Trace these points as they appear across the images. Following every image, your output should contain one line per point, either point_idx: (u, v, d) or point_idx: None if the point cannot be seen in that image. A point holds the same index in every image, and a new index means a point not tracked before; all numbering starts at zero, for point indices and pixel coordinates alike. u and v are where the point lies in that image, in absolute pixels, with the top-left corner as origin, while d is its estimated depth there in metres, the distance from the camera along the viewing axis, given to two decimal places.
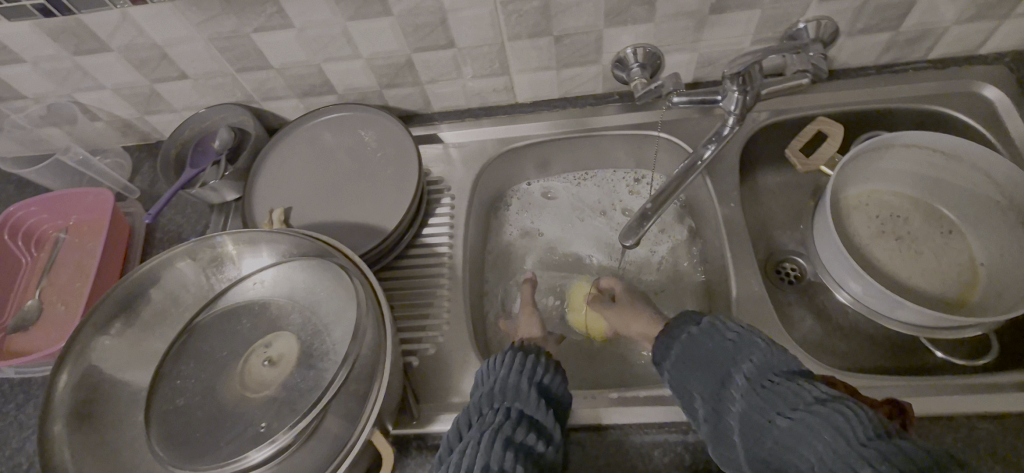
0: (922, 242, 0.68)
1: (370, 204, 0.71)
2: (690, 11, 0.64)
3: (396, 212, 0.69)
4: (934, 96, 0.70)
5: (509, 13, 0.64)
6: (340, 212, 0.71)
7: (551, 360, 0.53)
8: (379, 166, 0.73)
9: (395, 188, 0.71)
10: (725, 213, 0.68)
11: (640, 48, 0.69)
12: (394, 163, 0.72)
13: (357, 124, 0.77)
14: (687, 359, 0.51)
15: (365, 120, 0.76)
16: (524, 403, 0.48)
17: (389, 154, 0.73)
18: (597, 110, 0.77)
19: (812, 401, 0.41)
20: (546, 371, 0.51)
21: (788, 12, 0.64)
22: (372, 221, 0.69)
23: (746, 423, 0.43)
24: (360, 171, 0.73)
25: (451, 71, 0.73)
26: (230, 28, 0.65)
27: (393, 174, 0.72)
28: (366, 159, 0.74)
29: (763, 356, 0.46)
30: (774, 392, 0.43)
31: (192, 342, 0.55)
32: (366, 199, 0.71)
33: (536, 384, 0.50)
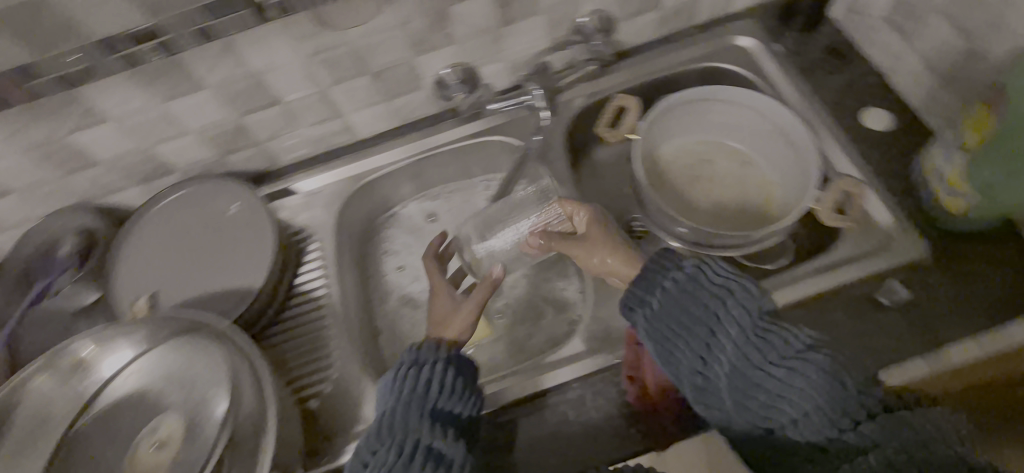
0: (728, 177, 0.80)
1: (233, 270, 0.71)
2: (484, 28, 0.72)
3: (261, 269, 0.71)
4: (706, 55, 0.82)
5: (321, 62, 0.69)
6: (208, 283, 0.71)
7: (453, 375, 0.56)
8: (237, 230, 0.74)
9: (258, 248, 0.72)
10: (564, 194, 0.77)
11: (456, 66, 0.76)
12: (251, 225, 0.74)
13: (205, 195, 0.76)
14: (664, 313, 0.50)
15: (214, 193, 0.76)
16: (419, 434, 0.51)
17: (245, 217, 0.74)
18: (436, 129, 0.82)
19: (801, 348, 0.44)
20: (443, 395, 0.54)
21: (567, 12, 0.74)
22: (241, 283, 0.70)
23: (737, 371, 0.46)
24: (217, 241, 0.74)
25: (287, 125, 0.76)
26: (43, 136, 0.64)
27: (253, 234, 0.73)
28: (223, 226, 0.74)
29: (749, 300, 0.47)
30: (764, 339, 0.45)
31: (75, 449, 0.56)
32: (230, 265, 0.72)
33: (427, 410, 0.53)
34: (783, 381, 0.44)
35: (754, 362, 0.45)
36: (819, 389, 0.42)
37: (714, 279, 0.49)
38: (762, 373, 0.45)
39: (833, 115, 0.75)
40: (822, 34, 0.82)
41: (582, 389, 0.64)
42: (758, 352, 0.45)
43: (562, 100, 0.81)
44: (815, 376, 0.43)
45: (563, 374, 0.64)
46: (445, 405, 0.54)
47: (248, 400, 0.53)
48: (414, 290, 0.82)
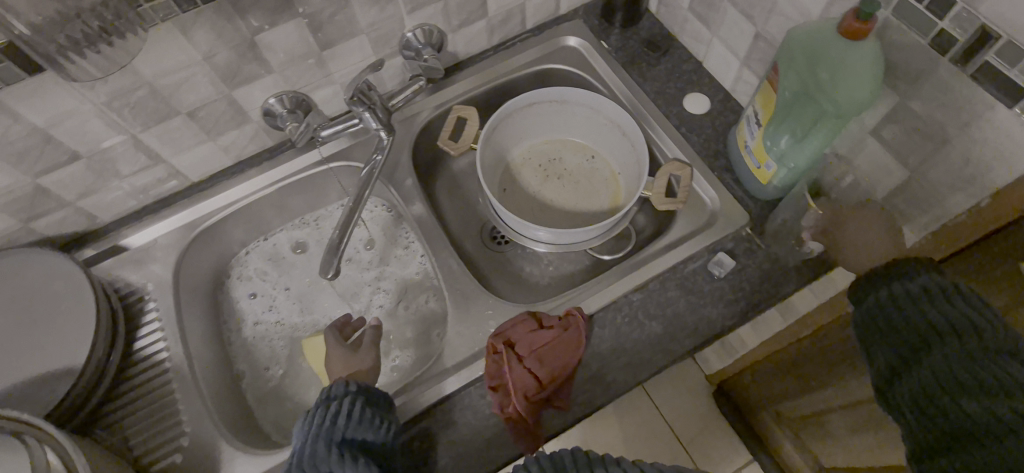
0: (576, 172, 0.83)
1: (49, 346, 0.63)
2: (303, 53, 0.69)
3: (84, 342, 0.63)
4: (539, 57, 0.84)
5: (120, 108, 0.63)
6: (17, 371, 0.62)
7: (362, 404, 0.56)
8: (50, 304, 0.65)
9: (76, 321, 0.64)
10: (419, 211, 0.75)
11: (283, 95, 0.72)
12: (67, 293, 0.65)
13: (7, 270, 0.67)
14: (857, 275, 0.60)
15: (18, 265, 0.67)
16: (328, 465, 0.50)
17: (59, 288, 0.66)
18: (277, 162, 0.78)
19: None
20: (350, 423, 0.53)
21: (390, 29, 0.73)
22: (60, 360, 0.62)
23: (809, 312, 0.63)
24: (28, 317, 0.65)
25: (98, 178, 0.69)
26: None
27: (69, 307, 0.65)
28: (32, 303, 0.65)
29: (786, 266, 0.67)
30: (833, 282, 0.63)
31: None
32: (46, 342, 0.63)
33: (334, 441, 0.52)
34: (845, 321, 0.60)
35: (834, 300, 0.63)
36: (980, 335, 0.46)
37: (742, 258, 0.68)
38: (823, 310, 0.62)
39: (660, 103, 0.80)
40: (642, 27, 0.86)
41: (451, 406, 0.63)
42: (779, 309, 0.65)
43: (405, 117, 0.80)
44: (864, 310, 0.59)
45: (429, 396, 0.63)
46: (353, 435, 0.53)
47: None
48: (275, 321, 0.78)
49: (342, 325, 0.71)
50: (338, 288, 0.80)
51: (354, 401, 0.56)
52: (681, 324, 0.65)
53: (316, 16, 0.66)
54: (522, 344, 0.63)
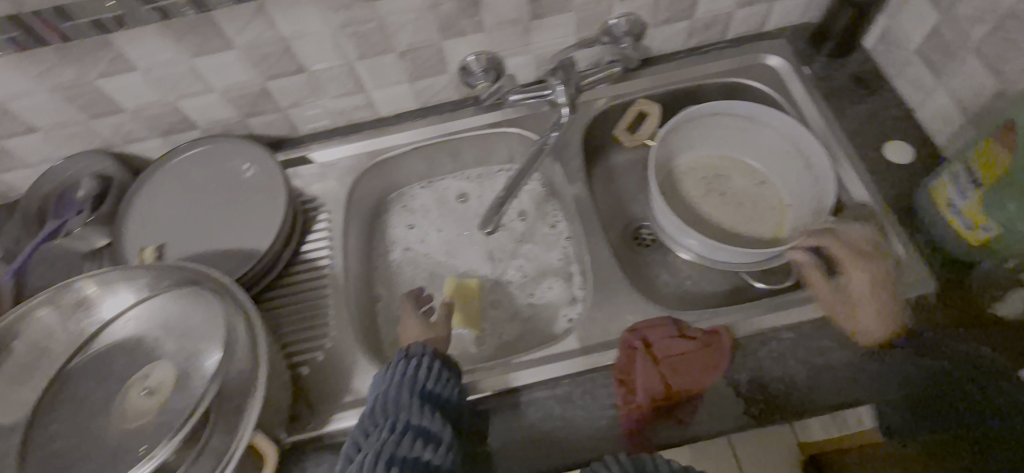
0: (741, 194, 0.80)
1: (241, 228, 0.72)
2: (514, 18, 0.72)
3: (267, 231, 0.71)
4: (733, 69, 0.82)
5: (350, 35, 0.69)
6: (214, 241, 0.72)
7: (440, 364, 0.57)
8: (249, 192, 0.74)
9: (266, 212, 0.73)
10: (577, 192, 0.76)
11: (481, 55, 0.76)
12: (261, 185, 0.75)
13: (223, 155, 0.77)
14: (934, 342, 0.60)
15: (230, 153, 0.77)
16: (409, 414, 0.52)
17: (259, 181, 0.75)
18: (456, 114, 0.83)
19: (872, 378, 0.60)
20: (430, 379, 0.55)
21: (597, 12, 0.74)
22: (248, 242, 0.71)
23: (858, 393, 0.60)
24: (229, 198, 0.74)
25: (310, 94, 0.77)
26: (72, 78, 0.66)
27: (263, 198, 0.74)
28: (235, 187, 0.75)
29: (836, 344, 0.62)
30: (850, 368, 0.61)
31: (64, 386, 0.56)
32: (239, 223, 0.73)
33: (417, 392, 0.54)
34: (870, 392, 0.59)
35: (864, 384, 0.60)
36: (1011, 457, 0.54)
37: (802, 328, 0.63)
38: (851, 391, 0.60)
39: (855, 143, 0.75)
40: (852, 61, 0.81)
41: (571, 386, 0.63)
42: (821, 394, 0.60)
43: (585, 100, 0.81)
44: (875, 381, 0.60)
45: (553, 369, 0.64)
46: (432, 391, 0.55)
47: (239, 358, 0.53)
48: (417, 260, 0.83)
49: (418, 293, 0.73)
50: (478, 245, 0.84)
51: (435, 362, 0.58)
52: (800, 384, 0.60)
53: None
54: (659, 348, 0.62)
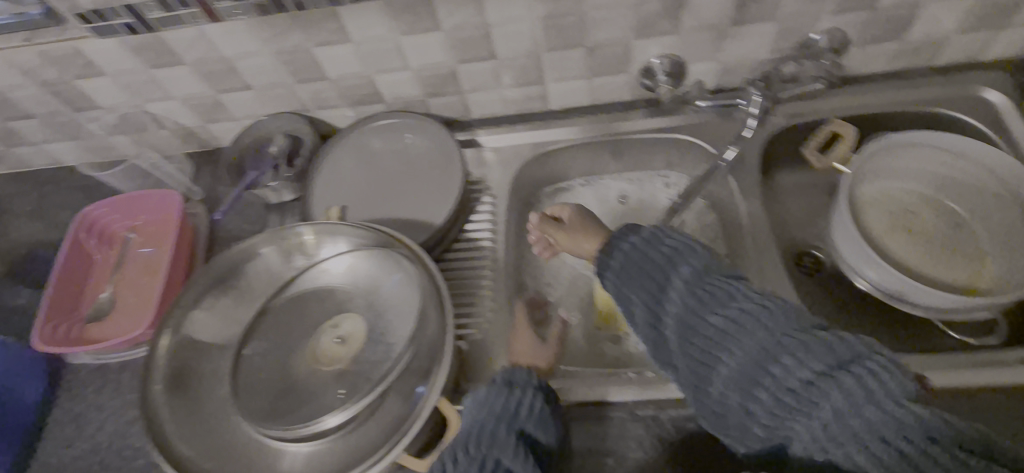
0: (934, 234, 0.73)
1: (417, 204, 0.78)
2: (712, 24, 0.70)
3: (441, 210, 0.76)
4: (938, 100, 0.75)
5: (547, 27, 0.71)
6: (390, 210, 0.78)
7: (542, 402, 0.53)
8: (425, 167, 0.80)
9: (439, 187, 0.78)
10: (749, 209, 0.73)
11: (667, 58, 0.74)
12: (440, 167, 0.79)
13: (404, 130, 0.84)
14: (627, 268, 0.55)
15: (415, 134, 0.83)
16: (502, 452, 0.48)
17: (434, 158, 0.81)
18: (626, 116, 0.82)
19: (742, 298, 0.46)
20: (529, 418, 0.51)
21: (801, 25, 0.71)
22: (422, 218, 0.76)
23: (744, 372, 0.44)
24: (409, 176, 0.80)
25: (491, 80, 0.79)
26: (294, 43, 0.72)
27: (437, 173, 0.79)
28: (412, 161, 0.81)
29: (700, 263, 0.51)
30: (711, 291, 0.48)
31: (267, 321, 0.62)
32: (415, 200, 0.78)
33: (515, 430, 0.50)
34: (731, 326, 0.45)
35: (701, 310, 0.48)
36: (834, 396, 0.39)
37: (666, 240, 0.54)
38: (709, 325, 0.46)
39: None
40: None
41: None
42: (702, 307, 0.48)
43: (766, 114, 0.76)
44: (755, 330, 0.44)
45: None
46: (530, 432, 0.51)
47: (433, 323, 0.56)
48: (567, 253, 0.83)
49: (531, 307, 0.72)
50: None
51: (538, 398, 0.53)
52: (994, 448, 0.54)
53: None
54: None
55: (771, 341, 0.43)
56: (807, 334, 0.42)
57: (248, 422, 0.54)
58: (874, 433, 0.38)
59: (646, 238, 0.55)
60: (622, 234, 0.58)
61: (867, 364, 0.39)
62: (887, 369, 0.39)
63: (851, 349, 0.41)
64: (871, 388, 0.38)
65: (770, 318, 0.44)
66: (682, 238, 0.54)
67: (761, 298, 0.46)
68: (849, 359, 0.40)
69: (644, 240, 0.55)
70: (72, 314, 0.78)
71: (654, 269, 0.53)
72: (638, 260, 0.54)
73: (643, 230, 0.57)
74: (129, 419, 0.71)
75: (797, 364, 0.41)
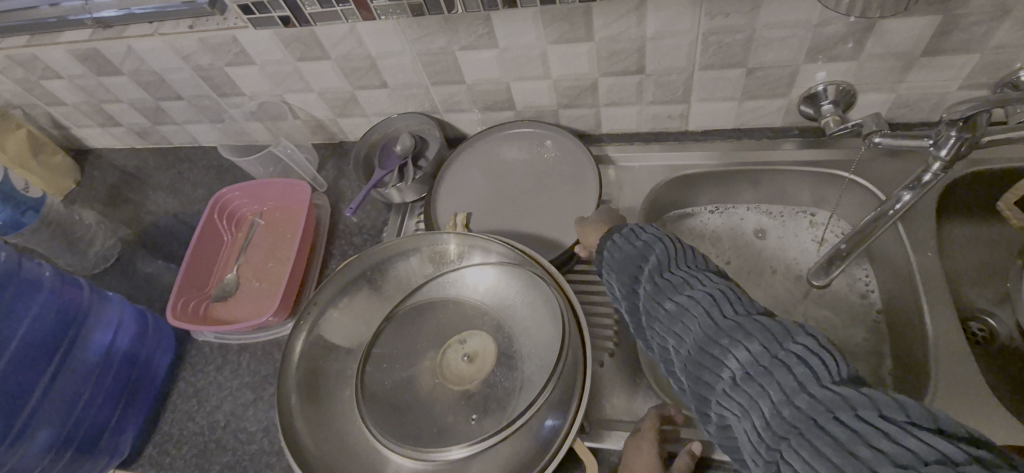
0: None
1: (540, 227, 0.76)
2: (901, 52, 0.63)
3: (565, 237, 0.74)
4: None
5: (709, 44, 0.65)
6: (520, 223, 0.77)
7: None
8: (558, 181, 0.78)
9: (574, 204, 0.76)
10: (921, 261, 0.64)
11: (834, 85, 0.68)
12: (571, 192, 0.77)
13: (539, 139, 0.82)
14: (606, 263, 0.56)
15: (549, 152, 0.80)
16: None
17: (567, 173, 0.78)
18: (775, 145, 0.75)
19: (692, 287, 0.48)
20: None
21: (1011, 59, 0.61)
22: (547, 240, 0.74)
23: (693, 355, 0.46)
24: (537, 194, 0.78)
25: (633, 96, 0.75)
26: (439, 46, 0.71)
27: (571, 190, 0.77)
28: (546, 174, 0.79)
29: (668, 252, 0.51)
30: (669, 281, 0.49)
31: (392, 328, 0.60)
32: (542, 219, 0.76)
33: None
34: (679, 314, 0.47)
35: (662, 298, 0.49)
36: (767, 375, 0.41)
37: (641, 233, 0.54)
38: (665, 311, 0.48)
39: None
40: None
41: None
42: (658, 300, 0.49)
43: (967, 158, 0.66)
44: (698, 314, 0.46)
45: None
46: None
47: (569, 353, 0.52)
48: None
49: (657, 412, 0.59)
50: (763, 289, 0.75)
51: None
52: None
53: (956, 18, 0.58)
54: None
55: (716, 326, 0.45)
56: (747, 320, 0.44)
57: (374, 434, 0.53)
58: (806, 413, 0.39)
59: (624, 232, 0.55)
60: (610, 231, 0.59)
61: (800, 346, 0.41)
62: (821, 352, 0.40)
63: (792, 330, 0.42)
64: (800, 372, 0.40)
65: (718, 304, 0.46)
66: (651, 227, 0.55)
67: (715, 284, 0.47)
68: (783, 341, 0.42)
69: (621, 236, 0.55)
70: (200, 292, 0.80)
71: (629, 262, 0.53)
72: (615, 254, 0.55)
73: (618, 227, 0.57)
74: (244, 403, 0.73)
75: (747, 342, 0.43)
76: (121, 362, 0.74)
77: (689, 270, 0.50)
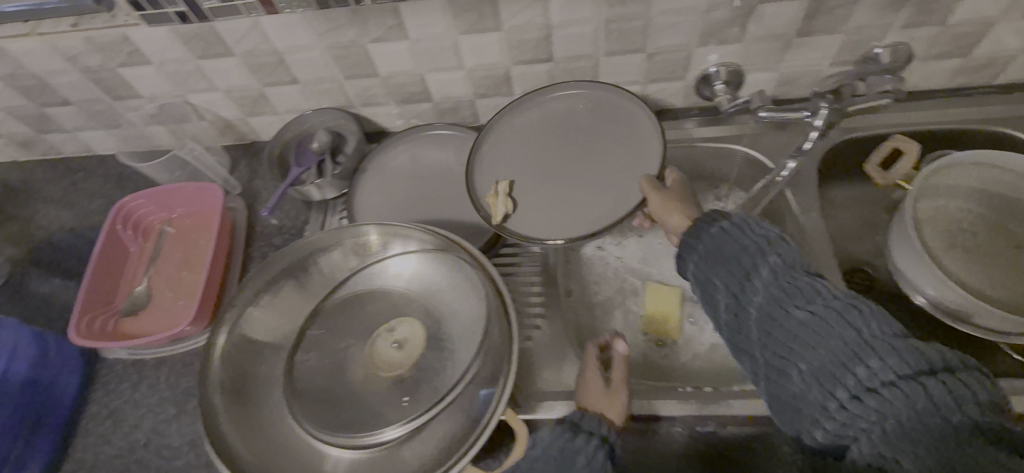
0: (991, 253, 0.71)
1: (592, 196, 0.69)
2: (778, 34, 0.69)
3: (608, 214, 0.67)
4: (1003, 119, 0.74)
5: (611, 31, 0.69)
6: (570, 187, 0.71)
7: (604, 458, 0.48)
8: (609, 144, 0.72)
9: (631, 167, 0.70)
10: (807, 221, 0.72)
11: (725, 67, 0.73)
12: (625, 155, 0.71)
13: (592, 101, 0.75)
14: (713, 254, 0.53)
15: (598, 117, 0.74)
16: None
17: (622, 135, 0.72)
18: (677, 124, 0.81)
19: (825, 296, 0.46)
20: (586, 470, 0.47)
21: (868, 38, 0.69)
22: (586, 210, 0.68)
23: (820, 364, 0.44)
24: (583, 164, 0.72)
25: (545, 83, 0.78)
26: (349, 39, 0.71)
27: (625, 152, 0.71)
28: (596, 136, 0.73)
29: (789, 256, 0.50)
30: (795, 286, 0.47)
31: (320, 322, 0.60)
32: (596, 182, 0.70)
33: None
34: (809, 322, 0.45)
35: (787, 305, 0.47)
36: (912, 397, 0.39)
37: (759, 231, 0.52)
38: (793, 317, 0.46)
39: None
40: None
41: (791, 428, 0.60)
42: (783, 306, 0.47)
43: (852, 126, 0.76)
44: (834, 323, 0.44)
45: None
46: None
47: (497, 330, 0.55)
48: (613, 253, 0.80)
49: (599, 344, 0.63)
50: None
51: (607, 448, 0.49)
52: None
53: (820, 3, 0.65)
54: None
55: (859, 340, 0.43)
56: (895, 338, 0.42)
57: (305, 426, 0.53)
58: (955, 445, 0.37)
59: (734, 227, 0.53)
60: (709, 218, 0.56)
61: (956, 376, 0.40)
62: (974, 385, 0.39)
63: (945, 359, 0.41)
64: (953, 401, 0.39)
65: (859, 317, 0.44)
66: (772, 229, 0.52)
67: (849, 295, 0.46)
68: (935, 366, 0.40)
69: (733, 228, 0.53)
70: (107, 308, 0.75)
71: (743, 263, 0.51)
72: (722, 249, 0.53)
73: (725, 219, 0.55)
74: (166, 418, 0.69)
75: (891, 359, 0.41)
76: (20, 387, 0.67)
77: (820, 280, 0.48)
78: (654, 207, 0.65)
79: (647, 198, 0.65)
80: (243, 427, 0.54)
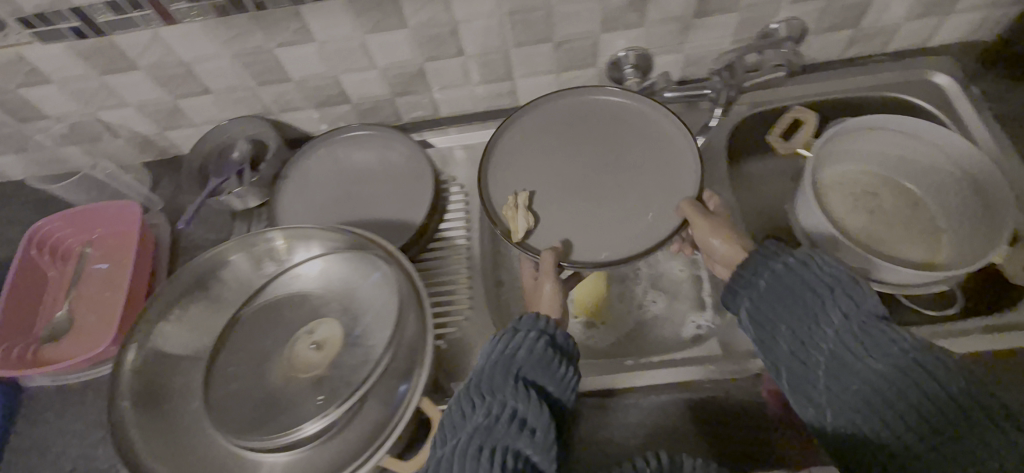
0: (891, 214, 0.73)
1: (622, 209, 0.68)
2: (677, 16, 0.72)
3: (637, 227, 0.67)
4: (895, 84, 0.79)
5: (515, 23, 0.71)
6: (600, 198, 0.70)
7: (546, 343, 0.48)
8: (637, 152, 0.72)
9: (665, 174, 0.69)
10: None
11: (633, 51, 0.76)
12: (658, 162, 0.70)
13: (617, 110, 0.75)
14: (773, 295, 0.48)
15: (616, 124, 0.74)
16: (512, 396, 0.44)
17: (648, 141, 0.72)
18: None
19: (907, 349, 0.41)
20: (532, 362, 0.46)
21: (763, 15, 0.72)
22: (629, 221, 0.67)
23: (897, 423, 0.40)
24: (618, 176, 0.70)
25: (461, 78, 0.79)
26: (254, 44, 0.70)
27: (656, 159, 0.70)
28: (622, 144, 0.72)
29: (863, 299, 0.45)
30: (872, 335, 0.43)
31: (237, 331, 0.60)
32: (633, 192, 0.69)
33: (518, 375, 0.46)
34: (887, 377, 0.41)
35: (863, 357, 0.43)
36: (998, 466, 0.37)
37: (828, 270, 0.46)
38: (870, 370, 0.42)
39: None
40: None
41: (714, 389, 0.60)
42: (857, 358, 0.43)
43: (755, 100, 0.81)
44: (919, 380, 0.40)
45: (694, 371, 0.61)
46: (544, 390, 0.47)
47: (410, 322, 0.55)
48: None
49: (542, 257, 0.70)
50: None
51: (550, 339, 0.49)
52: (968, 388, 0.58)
53: None
54: None
55: (942, 400, 0.39)
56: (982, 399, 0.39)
57: (218, 432, 0.52)
58: None
59: (800, 265, 0.47)
60: (770, 250, 0.50)
61: None
62: None
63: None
64: None
65: (943, 375, 0.40)
66: (842, 270, 0.47)
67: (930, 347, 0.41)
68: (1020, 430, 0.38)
69: (800, 267, 0.47)
70: (25, 335, 0.73)
71: (812, 307, 0.45)
72: (786, 292, 0.47)
73: (787, 255, 0.48)
74: (93, 441, 0.68)
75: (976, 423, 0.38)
76: None
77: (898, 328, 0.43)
78: (699, 234, 0.61)
79: (694, 223, 0.62)
80: (160, 440, 0.53)
